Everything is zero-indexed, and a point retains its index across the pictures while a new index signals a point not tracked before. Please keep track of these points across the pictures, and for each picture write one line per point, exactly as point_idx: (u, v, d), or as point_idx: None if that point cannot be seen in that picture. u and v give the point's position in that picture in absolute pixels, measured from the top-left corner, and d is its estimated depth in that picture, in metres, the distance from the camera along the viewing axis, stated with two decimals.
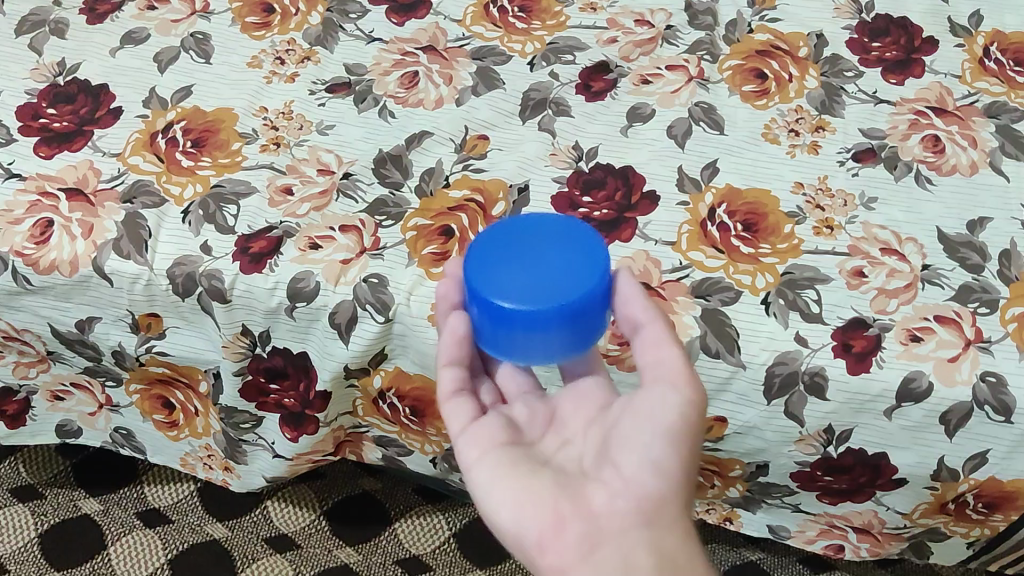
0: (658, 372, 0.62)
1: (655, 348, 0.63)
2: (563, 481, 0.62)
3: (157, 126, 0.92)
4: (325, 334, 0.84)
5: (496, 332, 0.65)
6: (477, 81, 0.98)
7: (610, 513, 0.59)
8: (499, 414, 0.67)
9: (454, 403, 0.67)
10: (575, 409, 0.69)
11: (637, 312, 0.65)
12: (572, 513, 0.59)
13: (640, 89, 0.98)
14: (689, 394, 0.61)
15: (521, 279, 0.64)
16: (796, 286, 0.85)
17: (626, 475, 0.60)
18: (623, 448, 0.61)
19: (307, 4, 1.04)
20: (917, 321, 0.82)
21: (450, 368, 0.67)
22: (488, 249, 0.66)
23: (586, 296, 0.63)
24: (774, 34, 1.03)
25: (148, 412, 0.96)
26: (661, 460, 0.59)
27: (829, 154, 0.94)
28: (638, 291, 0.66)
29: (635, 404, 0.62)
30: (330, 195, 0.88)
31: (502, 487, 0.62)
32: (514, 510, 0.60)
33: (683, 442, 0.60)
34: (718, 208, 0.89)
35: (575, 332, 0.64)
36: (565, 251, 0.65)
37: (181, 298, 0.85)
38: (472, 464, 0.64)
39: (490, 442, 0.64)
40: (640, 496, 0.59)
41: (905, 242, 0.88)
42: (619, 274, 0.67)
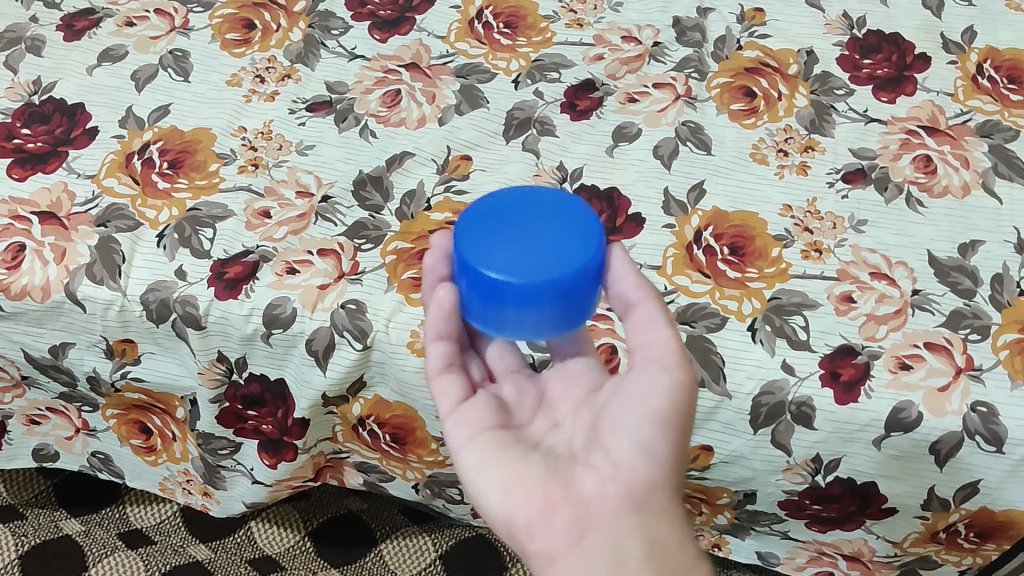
0: (648, 353, 0.61)
1: (646, 329, 0.62)
2: (552, 465, 0.61)
3: (133, 146, 0.91)
4: (302, 362, 0.83)
5: (484, 305, 0.62)
6: (461, 100, 0.96)
7: (600, 498, 0.58)
8: (488, 396, 0.66)
9: (443, 381, 0.65)
10: (565, 391, 0.67)
11: (628, 291, 0.63)
12: (562, 497, 0.58)
13: (626, 107, 0.96)
14: (679, 377, 0.59)
15: (513, 253, 0.61)
16: (783, 312, 0.83)
17: (615, 459, 0.59)
18: (612, 433, 0.60)
19: (288, 20, 1.02)
20: (907, 348, 0.81)
21: (438, 343, 0.65)
22: (483, 220, 0.63)
23: (579, 272, 0.60)
24: (763, 51, 1.01)
25: (125, 436, 0.95)
26: (650, 444, 0.58)
27: (819, 175, 0.92)
28: (630, 270, 0.64)
29: (625, 387, 0.61)
30: (309, 218, 0.87)
31: (491, 472, 0.61)
32: (503, 494, 0.59)
33: (674, 424, 0.59)
34: (704, 231, 0.88)
35: (566, 309, 0.62)
36: (560, 225, 0.62)
37: (155, 324, 0.83)
38: (462, 447, 0.63)
39: (481, 425, 0.63)
40: (630, 481, 0.58)
41: (895, 266, 0.86)
42: (613, 251, 0.65)
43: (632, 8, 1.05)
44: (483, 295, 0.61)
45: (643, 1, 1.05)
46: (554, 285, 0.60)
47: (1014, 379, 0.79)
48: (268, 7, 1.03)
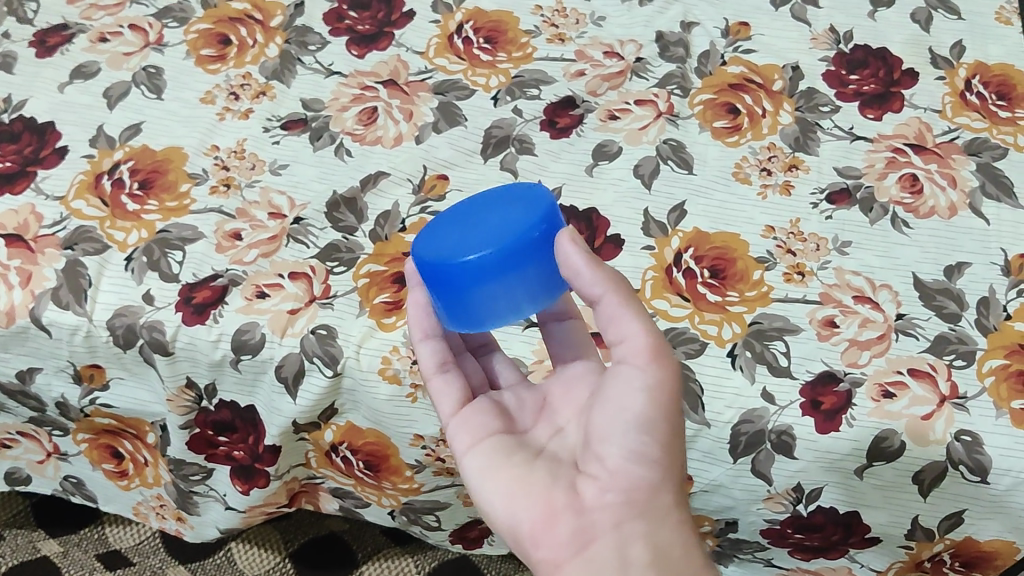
0: (625, 351, 0.60)
1: (617, 324, 0.60)
2: (554, 472, 0.62)
3: (103, 166, 0.89)
4: (272, 388, 0.81)
5: (442, 294, 0.63)
6: (439, 118, 0.95)
7: (601, 507, 0.59)
8: (489, 400, 0.67)
9: (439, 381, 0.67)
10: (565, 395, 0.67)
11: (588, 286, 0.59)
12: (563, 505, 0.60)
13: (607, 125, 0.94)
14: (658, 375, 0.59)
15: (458, 237, 0.62)
16: (764, 337, 0.81)
17: (610, 466, 0.59)
18: (604, 439, 0.60)
19: (264, 35, 1.00)
20: (890, 375, 0.79)
21: (427, 342, 0.67)
22: (445, 220, 0.65)
23: (522, 239, 0.60)
24: (748, 66, 0.99)
25: (97, 461, 0.93)
26: (642, 449, 0.59)
27: (803, 195, 0.90)
28: (584, 260, 0.59)
29: (609, 387, 0.61)
30: (280, 240, 0.85)
31: (495, 479, 0.63)
32: (506, 500, 0.62)
33: (661, 426, 0.59)
34: (685, 253, 0.86)
35: (522, 283, 0.62)
36: (507, 204, 0.63)
37: (122, 350, 0.81)
38: (467, 453, 0.65)
39: (484, 431, 0.65)
40: (629, 488, 0.59)
41: (880, 289, 0.84)
42: (560, 242, 0.60)
43: (614, 22, 1.03)
44: (436, 282, 0.62)
45: (626, 15, 1.03)
46: (496, 256, 0.60)
47: (1000, 407, 0.78)
48: (244, 21, 1.01)
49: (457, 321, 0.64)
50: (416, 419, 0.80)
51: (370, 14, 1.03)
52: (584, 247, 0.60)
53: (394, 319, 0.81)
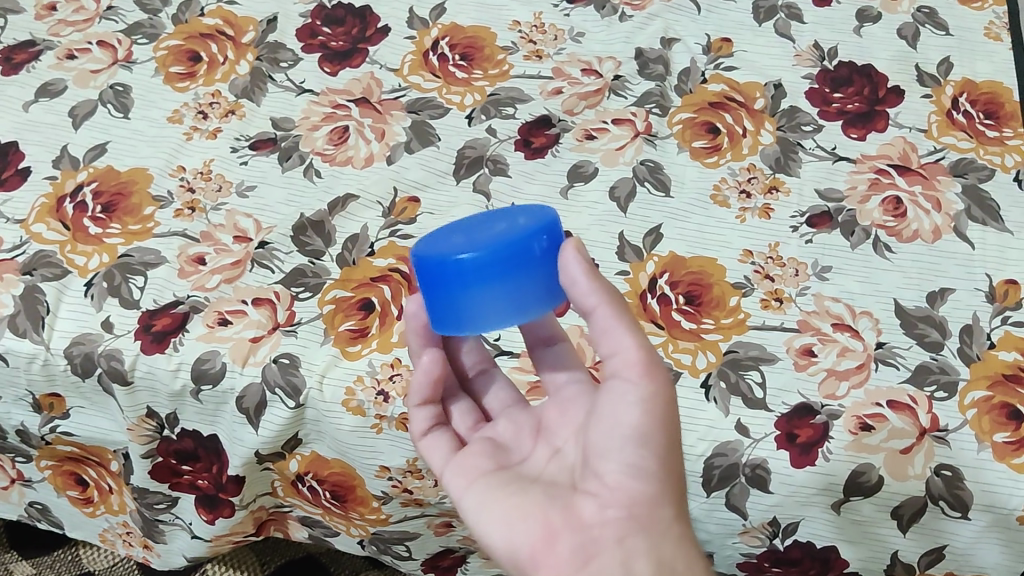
0: (617, 364, 0.58)
1: (609, 337, 0.57)
2: (552, 493, 0.60)
3: (66, 189, 0.87)
4: (233, 419, 0.79)
5: (435, 294, 0.61)
6: (411, 137, 0.92)
7: (602, 523, 0.57)
8: (482, 440, 0.66)
9: (430, 439, 0.67)
10: (560, 416, 0.65)
11: (583, 297, 0.57)
12: (562, 525, 0.58)
13: (583, 145, 0.92)
14: (650, 388, 0.57)
15: (462, 240, 0.61)
16: (739, 367, 0.79)
17: (608, 482, 0.58)
18: (600, 457, 0.58)
19: (235, 52, 0.98)
20: (869, 407, 0.76)
21: (422, 406, 0.67)
22: (453, 229, 0.64)
23: (520, 243, 0.59)
24: (729, 84, 0.97)
25: (61, 488, 0.91)
26: (638, 462, 0.57)
27: (782, 218, 0.88)
28: (582, 270, 0.57)
29: (602, 405, 0.59)
30: (244, 265, 0.83)
31: (492, 508, 0.61)
32: (505, 527, 0.60)
33: (657, 438, 0.57)
34: (660, 278, 0.84)
35: (515, 289, 0.59)
36: (514, 216, 0.62)
37: (81, 379, 0.79)
38: (463, 492, 0.63)
39: (478, 470, 0.63)
40: (629, 503, 0.57)
41: (859, 316, 0.82)
42: (564, 252, 0.57)
43: (593, 38, 1.00)
44: (432, 280, 0.61)
45: (605, 30, 1.01)
46: (492, 254, 0.59)
47: (982, 441, 0.75)
48: (215, 38, 0.99)
49: (448, 325, 0.62)
50: (381, 450, 0.78)
51: (344, 30, 1.01)
52: (584, 257, 0.58)
53: (359, 347, 0.79)
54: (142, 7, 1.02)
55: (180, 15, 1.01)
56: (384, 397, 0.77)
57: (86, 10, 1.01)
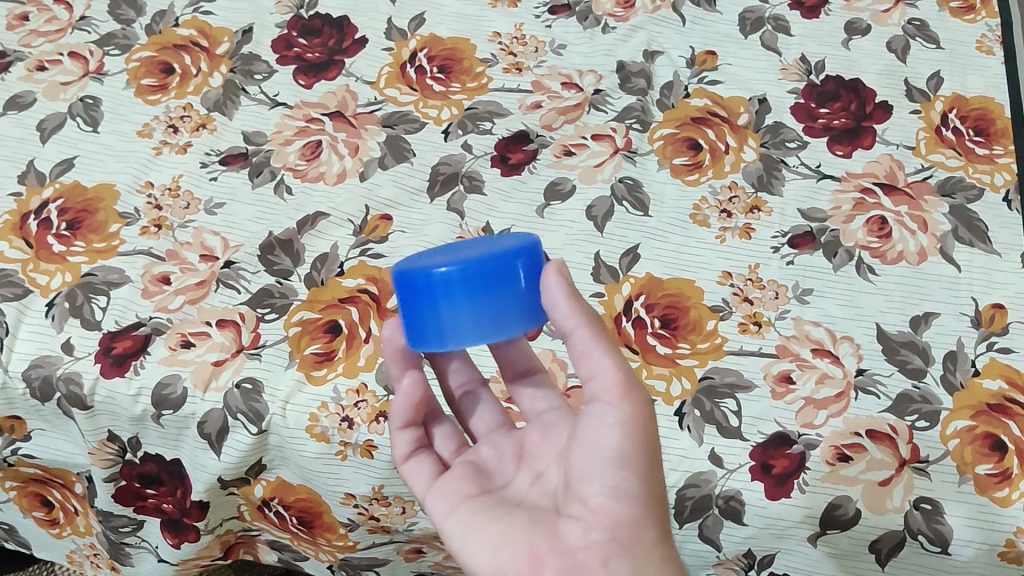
0: (596, 387, 0.55)
1: (586, 360, 0.55)
2: (535, 518, 0.58)
3: (31, 205, 0.85)
4: (195, 444, 0.77)
5: (415, 309, 0.59)
6: (385, 152, 0.90)
7: (586, 547, 0.55)
8: (465, 463, 0.63)
9: (413, 465, 0.64)
10: (542, 439, 0.62)
11: (562, 321, 0.55)
12: (547, 550, 0.55)
13: (562, 161, 0.90)
14: (630, 409, 0.54)
15: (446, 257, 0.59)
16: (714, 394, 0.77)
17: (591, 505, 0.55)
18: (582, 479, 0.56)
19: (209, 63, 0.96)
20: (848, 437, 0.74)
21: (406, 429, 0.64)
22: (435, 252, 0.62)
23: (504, 259, 0.57)
24: (712, 99, 0.94)
25: (27, 508, 0.89)
26: (621, 484, 0.54)
27: (764, 239, 0.85)
28: (563, 292, 0.55)
29: (583, 427, 0.56)
30: (209, 285, 0.81)
31: (477, 535, 0.58)
32: (490, 555, 0.57)
33: (639, 458, 0.54)
34: (635, 300, 0.82)
35: (498, 303, 0.57)
36: (498, 239, 0.60)
37: (40, 402, 0.78)
38: (446, 519, 0.60)
39: (460, 496, 0.61)
40: (612, 525, 0.54)
41: (840, 341, 0.79)
42: (546, 274, 0.55)
43: (575, 51, 0.98)
44: (412, 294, 0.59)
45: (588, 43, 0.99)
46: (478, 265, 0.57)
47: (963, 473, 0.73)
48: (189, 49, 0.97)
49: (425, 344, 0.59)
50: (346, 478, 0.76)
51: (320, 41, 0.99)
52: (567, 280, 0.56)
53: (325, 372, 0.77)
54: (116, 18, 1.00)
55: (154, 26, 0.99)
56: (349, 424, 0.75)
57: (58, 21, 0.99)
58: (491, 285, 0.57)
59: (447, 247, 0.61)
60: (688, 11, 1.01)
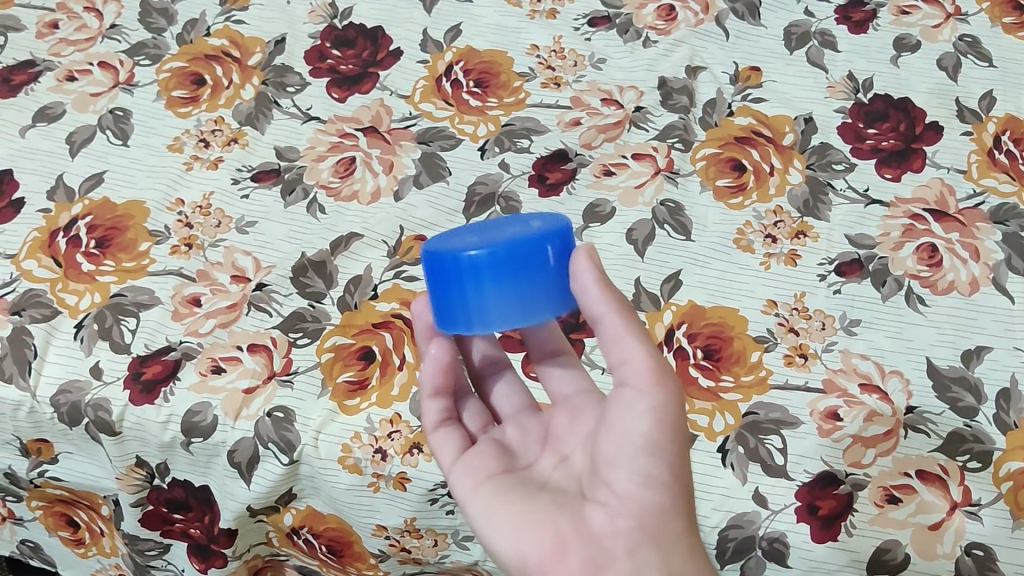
0: (626, 372, 0.53)
1: (617, 346, 0.53)
2: (560, 501, 0.55)
3: (60, 222, 0.84)
4: (225, 473, 0.75)
5: (443, 290, 0.57)
6: (420, 170, 0.88)
7: (612, 534, 0.53)
8: (490, 439, 0.61)
9: (440, 435, 0.61)
10: (570, 422, 0.60)
11: (591, 306, 0.53)
12: (572, 535, 0.53)
13: (601, 182, 0.88)
14: (662, 396, 0.52)
15: (473, 239, 0.57)
16: (759, 430, 0.74)
17: (618, 492, 0.53)
18: (609, 465, 0.54)
19: (240, 75, 0.94)
20: (897, 477, 0.72)
21: (435, 398, 0.62)
22: (464, 230, 0.60)
23: (533, 243, 0.55)
24: (756, 118, 0.92)
25: (53, 528, 0.88)
26: (651, 472, 0.52)
27: (810, 266, 0.83)
28: (593, 278, 0.53)
29: (611, 412, 0.54)
30: (240, 308, 0.79)
31: (499, 516, 0.55)
32: (513, 536, 0.55)
33: (669, 447, 0.52)
34: (677, 329, 0.79)
35: (527, 288, 0.55)
36: (529, 219, 0.59)
37: (68, 427, 0.76)
38: (468, 496, 0.58)
39: (484, 472, 0.58)
40: (640, 513, 0.52)
41: (889, 376, 0.77)
42: (575, 259, 0.54)
43: (615, 65, 0.96)
44: (440, 275, 0.57)
45: (628, 57, 0.96)
46: (507, 248, 0.55)
47: (1017, 518, 0.71)
48: (220, 59, 0.95)
49: (452, 326, 0.58)
50: (379, 509, 0.75)
51: (354, 52, 0.96)
52: (596, 266, 0.54)
53: (358, 401, 0.75)
54: (146, 26, 0.98)
55: (185, 35, 0.97)
56: (381, 456, 0.73)
57: (89, 29, 0.98)
58: (520, 270, 0.55)
59: (476, 226, 0.59)
60: (732, 24, 0.98)
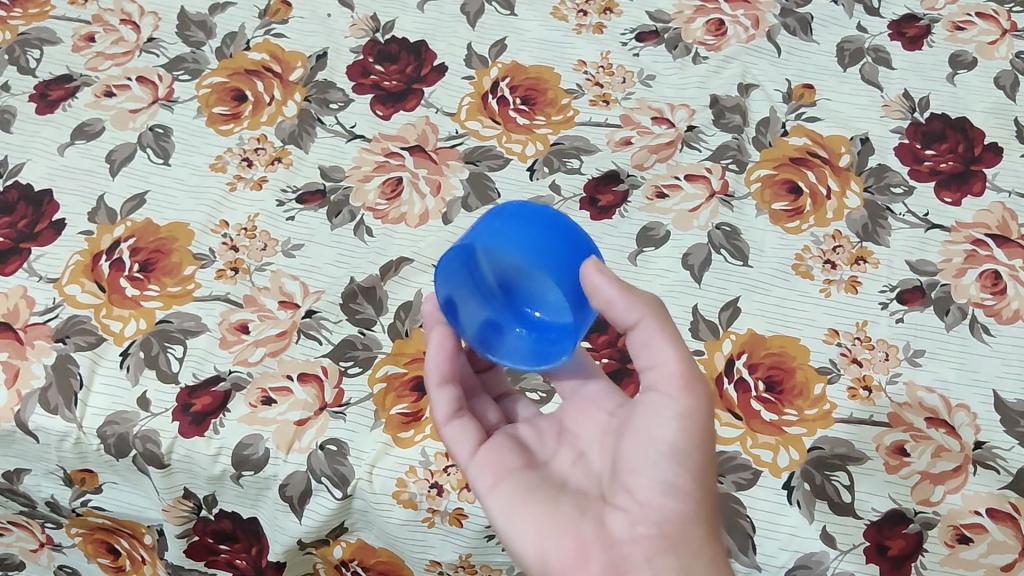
0: (656, 377, 0.56)
1: (648, 350, 0.56)
2: (582, 505, 0.58)
3: (102, 245, 0.82)
4: (275, 507, 0.74)
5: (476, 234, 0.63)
6: (469, 191, 0.86)
7: (632, 540, 0.55)
8: (508, 434, 0.63)
9: (455, 427, 0.63)
10: (585, 419, 0.63)
11: (623, 314, 0.56)
12: (593, 539, 0.56)
13: (654, 204, 0.85)
14: (689, 403, 0.55)
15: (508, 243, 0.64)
16: (825, 466, 0.72)
17: (639, 499, 0.56)
18: (631, 471, 0.56)
19: (282, 91, 0.92)
20: (967, 516, 0.70)
21: (443, 387, 0.63)
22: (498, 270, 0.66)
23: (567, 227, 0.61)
24: (811, 138, 0.90)
25: (92, 555, 0.86)
26: (674, 481, 0.55)
27: (871, 293, 0.81)
28: (616, 289, 0.56)
29: (638, 416, 0.57)
30: (290, 336, 0.77)
31: (520, 516, 0.58)
32: (535, 538, 0.57)
33: (695, 456, 0.55)
34: (737, 360, 0.77)
35: (533, 234, 0.61)
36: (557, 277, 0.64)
37: (114, 458, 0.74)
38: (487, 492, 0.60)
39: (504, 467, 0.61)
40: (661, 520, 0.55)
41: (956, 410, 0.75)
42: (587, 273, 0.56)
43: (665, 82, 0.94)
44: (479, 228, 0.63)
45: (678, 74, 0.94)
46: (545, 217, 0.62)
47: None
48: (261, 74, 0.93)
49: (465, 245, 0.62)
50: (433, 544, 0.73)
51: (397, 68, 0.94)
52: (612, 278, 0.56)
53: (412, 433, 0.73)
54: (185, 40, 0.96)
55: (224, 49, 0.95)
56: (437, 491, 0.71)
57: (126, 42, 0.95)
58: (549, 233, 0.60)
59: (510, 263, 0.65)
60: (784, 40, 0.96)
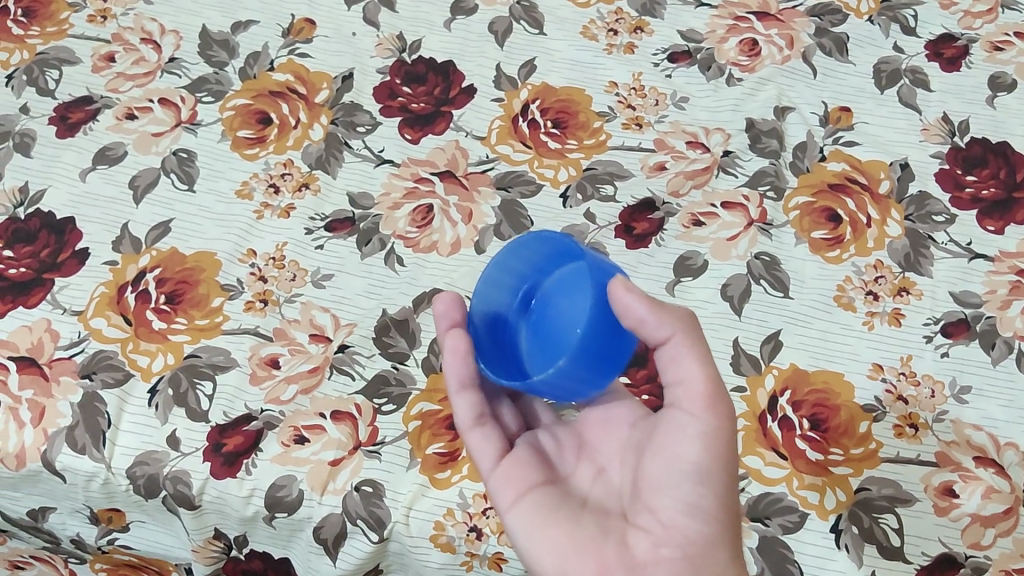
0: (680, 393, 0.53)
1: (675, 365, 0.53)
2: (604, 524, 0.57)
3: (127, 276, 0.80)
4: (309, 549, 0.72)
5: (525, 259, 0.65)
6: (501, 219, 0.84)
7: (656, 562, 0.54)
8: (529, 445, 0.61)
9: (477, 435, 0.60)
10: (605, 431, 0.61)
11: (653, 330, 0.53)
12: (615, 562, 0.55)
13: (691, 232, 0.84)
14: (714, 422, 0.52)
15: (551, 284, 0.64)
16: (872, 509, 0.71)
17: (663, 520, 0.54)
18: (654, 490, 0.54)
19: (308, 114, 0.90)
20: (1018, 560, 0.69)
21: (464, 395, 0.60)
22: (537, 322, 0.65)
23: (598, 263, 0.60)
24: (850, 163, 0.88)
25: None
26: (697, 501, 0.53)
27: (915, 326, 0.79)
28: (645, 306, 0.53)
29: (660, 433, 0.55)
30: (322, 372, 0.75)
31: (542, 535, 0.57)
32: (557, 557, 0.56)
33: (719, 477, 0.53)
34: (780, 397, 0.75)
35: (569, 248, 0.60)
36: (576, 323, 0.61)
37: (144, 498, 0.72)
38: (508, 508, 0.59)
39: (526, 482, 0.59)
40: (685, 543, 0.54)
41: (1004, 449, 0.73)
42: (615, 291, 0.54)
43: (698, 104, 0.92)
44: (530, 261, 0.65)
45: (712, 96, 0.92)
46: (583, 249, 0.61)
47: None
48: (286, 96, 0.91)
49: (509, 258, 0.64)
50: None
51: (425, 89, 0.92)
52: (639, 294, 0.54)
53: (448, 474, 0.71)
54: (207, 60, 0.94)
55: (248, 69, 0.93)
56: (477, 534, 0.69)
57: (147, 62, 0.93)
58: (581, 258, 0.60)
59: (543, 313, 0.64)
60: (820, 61, 0.94)
